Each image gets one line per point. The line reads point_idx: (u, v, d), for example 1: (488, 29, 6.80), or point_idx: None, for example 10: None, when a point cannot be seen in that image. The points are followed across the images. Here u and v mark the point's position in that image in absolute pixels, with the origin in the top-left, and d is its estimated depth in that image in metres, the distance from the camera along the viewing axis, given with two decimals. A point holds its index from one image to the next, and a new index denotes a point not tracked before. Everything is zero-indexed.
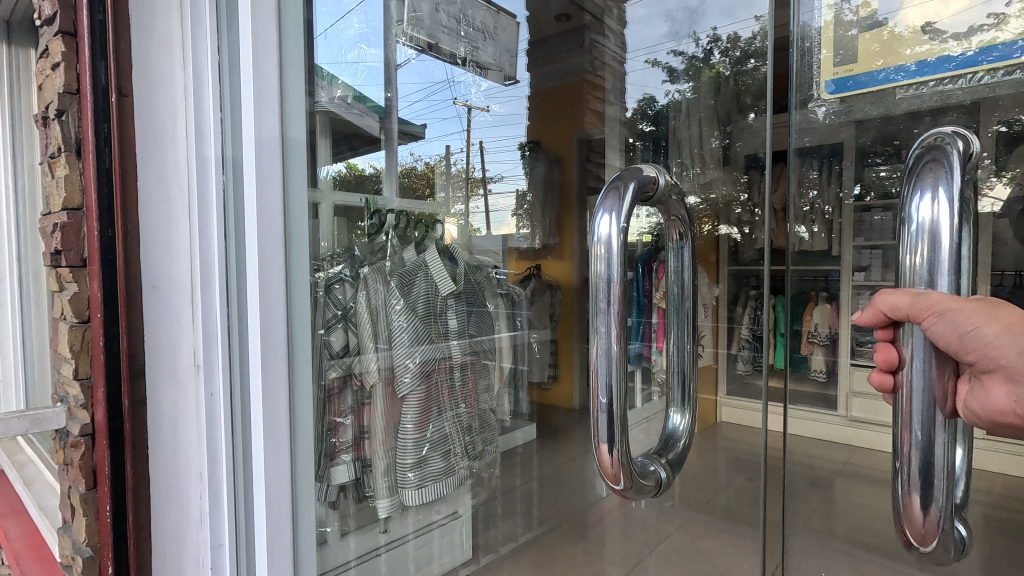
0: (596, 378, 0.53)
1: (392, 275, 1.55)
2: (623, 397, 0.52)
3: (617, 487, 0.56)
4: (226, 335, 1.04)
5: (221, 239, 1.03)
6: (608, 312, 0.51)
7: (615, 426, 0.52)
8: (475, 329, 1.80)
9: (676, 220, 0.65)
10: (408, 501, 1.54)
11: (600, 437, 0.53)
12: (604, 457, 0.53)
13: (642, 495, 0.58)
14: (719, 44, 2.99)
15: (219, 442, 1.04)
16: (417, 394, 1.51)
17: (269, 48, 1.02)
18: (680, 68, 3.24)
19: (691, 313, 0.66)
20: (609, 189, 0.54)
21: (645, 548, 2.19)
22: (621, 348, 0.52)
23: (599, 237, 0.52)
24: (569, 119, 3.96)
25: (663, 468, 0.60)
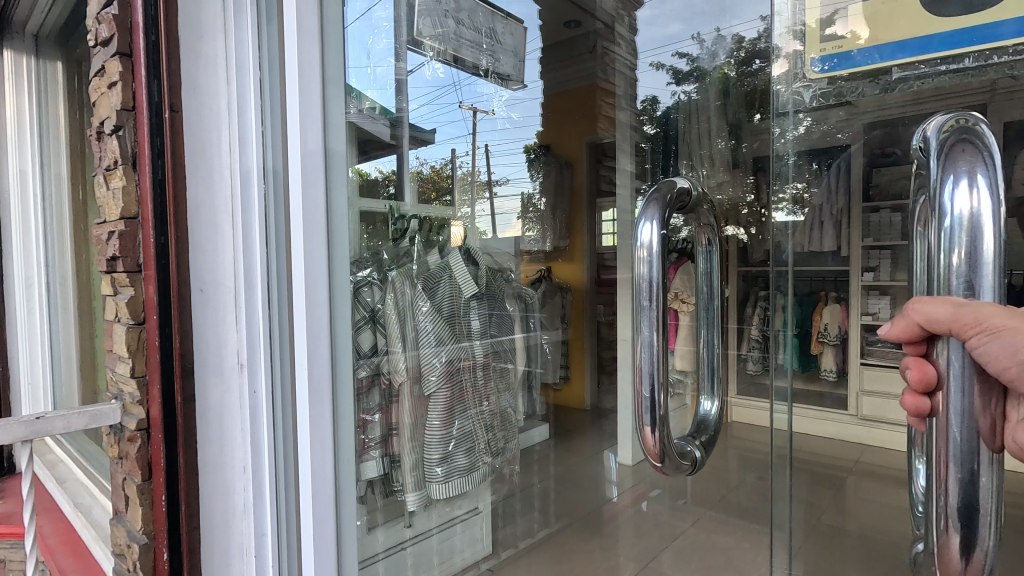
0: (639, 368, 0.59)
1: (418, 278, 1.61)
2: (663, 387, 0.59)
3: (659, 465, 0.62)
4: (269, 337, 1.09)
5: (262, 245, 1.08)
6: (651, 306, 0.58)
7: (658, 409, 0.59)
8: (496, 330, 1.85)
9: (705, 226, 0.71)
10: (435, 494, 1.60)
11: (644, 420, 0.60)
12: (648, 438, 0.60)
13: (679, 472, 0.64)
14: (724, 45, 3.10)
15: (263, 438, 1.09)
16: (442, 392, 1.57)
17: (311, 56, 1.05)
18: (685, 70, 3.33)
19: (719, 311, 0.73)
20: (649, 200, 0.60)
21: (659, 545, 2.23)
22: (663, 342, 0.58)
23: (641, 241, 0.58)
24: (582, 122, 3.98)
25: (698, 449, 0.67)
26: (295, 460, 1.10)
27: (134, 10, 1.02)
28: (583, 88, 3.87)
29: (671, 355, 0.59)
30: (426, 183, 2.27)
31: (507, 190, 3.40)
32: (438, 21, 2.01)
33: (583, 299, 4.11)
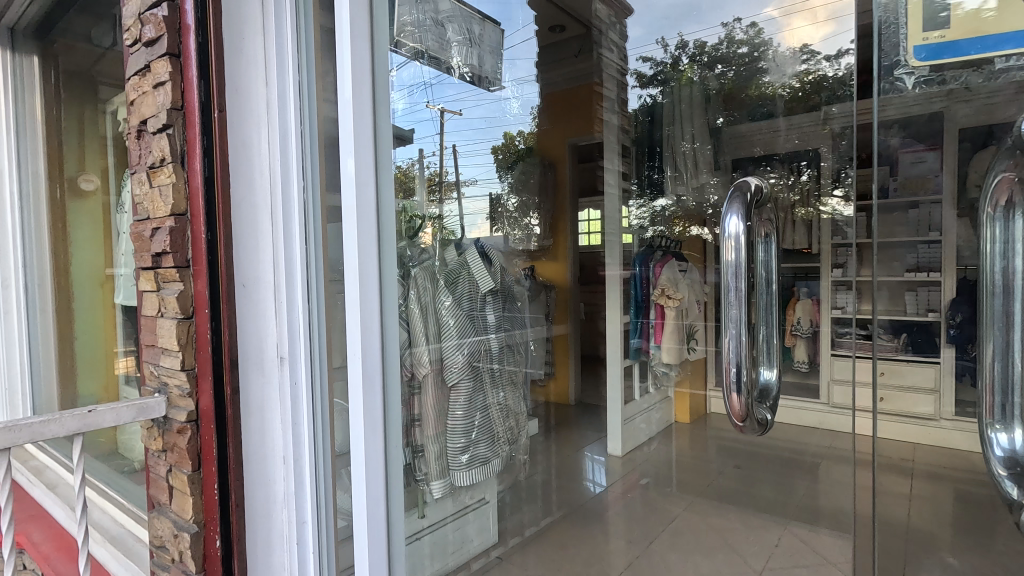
0: (727, 343, 0.78)
1: (442, 274, 1.63)
2: (747, 358, 0.78)
3: (739, 421, 0.81)
4: (309, 330, 1.10)
5: (305, 242, 1.10)
6: (738, 292, 0.75)
7: (742, 378, 0.78)
8: (507, 324, 1.93)
9: (767, 226, 0.88)
10: (458, 481, 1.67)
11: (731, 386, 0.78)
12: (733, 401, 0.79)
13: (751, 426, 0.83)
14: (688, 50, 3.37)
15: (302, 428, 1.11)
16: (464, 382, 1.64)
17: (362, 55, 1.00)
18: (649, 74, 3.53)
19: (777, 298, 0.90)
20: (732, 206, 0.78)
21: (657, 529, 2.33)
22: (745, 319, 0.76)
23: (730, 235, 0.76)
24: (579, 120, 3.99)
25: (767, 411, 0.89)
26: (335, 455, 1.12)
27: (185, 13, 1.05)
28: (585, 89, 3.90)
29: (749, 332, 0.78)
30: (432, 183, 2.12)
31: (474, 188, 2.78)
32: (432, 31, 1.86)
33: (567, 296, 4.23)
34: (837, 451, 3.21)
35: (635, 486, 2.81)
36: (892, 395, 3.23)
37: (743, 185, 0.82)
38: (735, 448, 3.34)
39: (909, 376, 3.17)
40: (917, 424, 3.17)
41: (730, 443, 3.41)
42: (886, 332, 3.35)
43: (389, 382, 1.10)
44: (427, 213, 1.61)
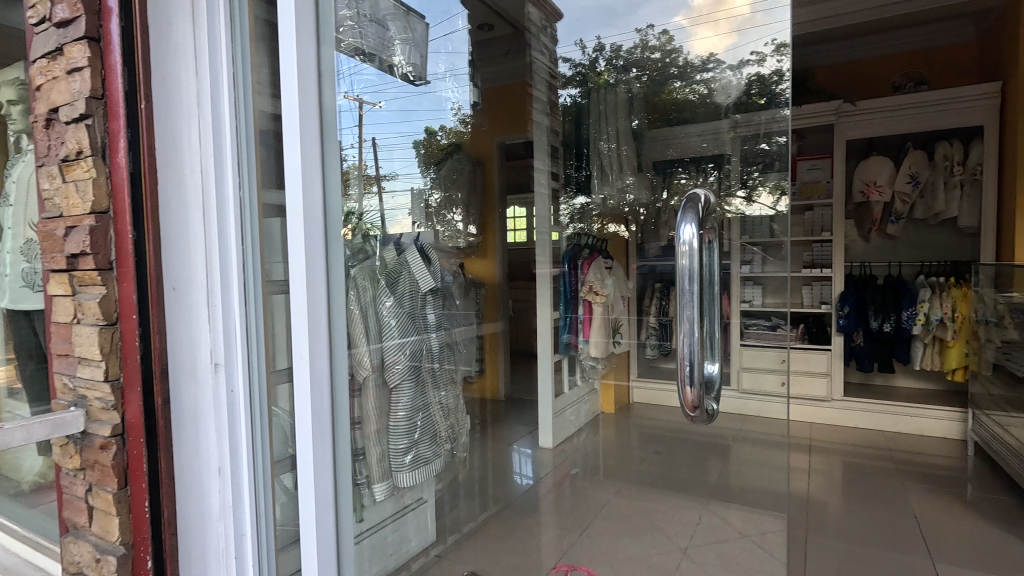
0: (683, 340, 0.93)
1: (382, 274, 1.60)
2: (701, 351, 0.91)
3: (693, 413, 0.97)
4: (247, 334, 1.05)
5: (240, 246, 1.04)
6: (693, 294, 0.91)
7: (696, 372, 0.94)
8: (447, 322, 1.95)
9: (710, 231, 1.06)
10: (401, 482, 1.65)
11: (688, 380, 0.94)
12: (688, 395, 0.94)
13: (702, 418, 0.99)
14: (603, 53, 3.59)
15: (240, 437, 1.06)
16: (407, 382, 1.62)
17: (308, 48, 0.97)
18: (569, 74, 3.72)
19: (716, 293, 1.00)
20: (688, 211, 0.93)
21: (589, 516, 2.42)
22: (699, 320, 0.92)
23: (686, 240, 0.91)
24: (512, 120, 4.03)
25: (717, 401, 1.01)
26: (274, 468, 1.08)
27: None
28: (519, 88, 3.92)
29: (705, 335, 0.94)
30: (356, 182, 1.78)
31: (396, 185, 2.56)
32: (362, 28, 1.77)
33: (496, 293, 4.25)
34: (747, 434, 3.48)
35: (566, 477, 2.91)
36: (792, 380, 3.54)
37: (696, 199, 0.95)
38: (656, 436, 3.53)
39: (805, 362, 3.48)
40: (813, 405, 3.51)
41: (652, 432, 3.60)
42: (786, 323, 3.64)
43: (338, 390, 1.07)
44: (366, 213, 1.59)
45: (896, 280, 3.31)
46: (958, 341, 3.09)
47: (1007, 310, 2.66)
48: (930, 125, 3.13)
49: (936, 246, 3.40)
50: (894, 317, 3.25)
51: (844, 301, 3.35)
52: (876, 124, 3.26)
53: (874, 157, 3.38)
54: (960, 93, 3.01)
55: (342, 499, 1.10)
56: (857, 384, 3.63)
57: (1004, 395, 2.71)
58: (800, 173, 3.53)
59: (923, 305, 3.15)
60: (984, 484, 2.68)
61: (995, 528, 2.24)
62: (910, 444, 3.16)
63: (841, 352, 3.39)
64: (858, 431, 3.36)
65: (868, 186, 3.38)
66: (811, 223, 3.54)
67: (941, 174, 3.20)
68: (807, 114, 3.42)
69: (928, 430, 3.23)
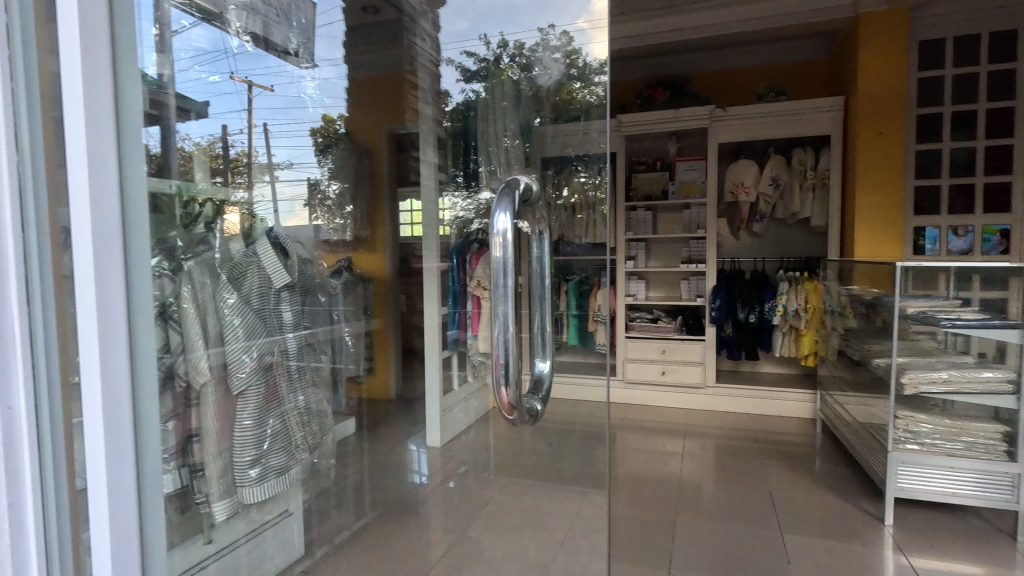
0: (497, 340, 0.87)
1: (222, 268, 1.49)
2: (514, 354, 0.87)
3: (511, 416, 0.93)
4: (24, 337, 0.83)
5: (17, 230, 0.82)
6: (505, 289, 0.86)
7: (510, 375, 0.88)
8: (308, 322, 1.81)
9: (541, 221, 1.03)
10: (247, 499, 1.48)
11: (501, 382, 0.88)
12: (503, 395, 0.90)
13: (524, 418, 0.96)
14: (507, 49, 3.34)
15: (17, 465, 0.84)
16: (255, 388, 1.46)
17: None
18: (473, 69, 3.51)
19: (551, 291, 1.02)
20: (503, 199, 0.89)
21: (471, 515, 2.39)
22: (512, 316, 0.86)
23: (500, 228, 0.86)
24: (388, 110, 3.93)
25: (540, 402, 1.02)
26: (68, 501, 0.86)
27: None
28: (391, 80, 3.88)
29: (519, 333, 0.88)
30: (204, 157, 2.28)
31: (292, 174, 3.31)
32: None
33: (386, 289, 4.06)
34: (630, 421, 3.63)
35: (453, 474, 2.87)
36: (671, 369, 3.73)
37: (516, 188, 0.95)
38: None
39: (682, 351, 3.69)
40: (690, 392, 3.73)
41: None
42: (667, 316, 3.85)
43: (140, 380, 0.91)
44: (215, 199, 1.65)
45: (760, 274, 3.59)
46: (810, 330, 3.41)
47: (847, 301, 2.97)
48: (788, 132, 3.42)
49: (794, 244, 3.74)
50: (758, 308, 3.52)
51: (716, 294, 3.57)
52: (744, 130, 3.50)
53: (741, 160, 3.64)
54: (813, 104, 3.31)
55: (150, 528, 0.95)
56: (728, 371, 3.91)
57: (844, 377, 3.04)
58: (679, 173, 3.73)
59: (782, 297, 3.44)
60: (829, 458, 2.98)
61: (835, 498, 2.49)
62: (770, 424, 3.46)
63: (713, 342, 3.63)
64: (728, 414, 3.62)
65: (737, 188, 3.64)
66: (690, 221, 3.77)
67: (797, 178, 3.50)
68: (684, 117, 3.56)
69: (786, 411, 3.55)
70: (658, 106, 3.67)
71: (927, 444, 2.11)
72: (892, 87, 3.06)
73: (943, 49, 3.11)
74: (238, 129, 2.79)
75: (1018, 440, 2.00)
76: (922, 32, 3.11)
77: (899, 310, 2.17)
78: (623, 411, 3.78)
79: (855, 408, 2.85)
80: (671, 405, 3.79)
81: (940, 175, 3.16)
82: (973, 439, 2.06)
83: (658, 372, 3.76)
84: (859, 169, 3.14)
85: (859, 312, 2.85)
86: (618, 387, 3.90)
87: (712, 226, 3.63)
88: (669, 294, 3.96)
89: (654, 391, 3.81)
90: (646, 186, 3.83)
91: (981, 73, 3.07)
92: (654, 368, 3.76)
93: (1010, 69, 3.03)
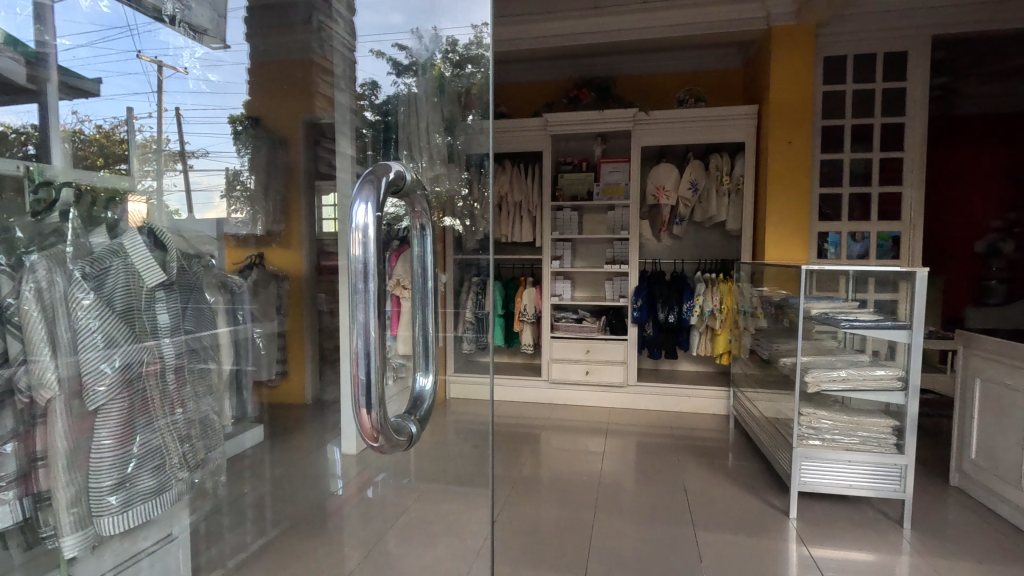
0: (357, 353, 0.75)
1: (76, 263, 1.30)
2: (377, 369, 0.74)
3: (376, 444, 0.78)
4: None
5: None
6: (364, 290, 0.74)
7: (372, 395, 0.75)
8: (191, 324, 1.63)
9: (420, 215, 0.94)
10: (104, 531, 1.28)
11: (361, 404, 0.75)
12: (365, 420, 0.75)
13: (398, 445, 0.82)
14: (440, 45, 2.92)
15: None
16: (115, 404, 1.27)
17: None
18: (405, 63, 3.10)
19: (434, 297, 0.94)
20: (365, 184, 0.78)
21: (385, 526, 2.32)
22: (374, 324, 0.74)
23: (357, 222, 0.75)
24: (299, 97, 3.69)
25: (414, 423, 0.89)
26: None
27: None
28: (299, 66, 3.63)
29: (384, 346, 0.76)
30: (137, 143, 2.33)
31: (205, 163, 3.13)
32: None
33: (301, 287, 3.81)
34: (555, 422, 3.62)
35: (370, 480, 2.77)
36: (595, 368, 3.75)
37: (395, 179, 0.84)
38: None
39: (606, 351, 3.71)
40: (613, 391, 3.77)
41: None
42: (592, 316, 3.88)
43: None
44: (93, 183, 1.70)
45: (679, 276, 3.67)
46: (725, 330, 3.52)
47: (759, 302, 3.09)
48: (707, 138, 3.52)
49: (711, 247, 3.87)
50: (677, 308, 3.58)
51: (638, 294, 3.61)
52: (665, 134, 3.57)
53: (663, 163, 3.69)
54: (728, 112, 3.44)
55: None
56: (650, 369, 3.99)
57: (755, 375, 3.16)
58: (604, 174, 3.75)
59: (699, 298, 3.52)
60: (741, 453, 3.10)
61: (741, 490, 2.61)
62: (688, 421, 3.57)
63: (635, 342, 3.68)
64: (649, 412, 3.69)
65: (658, 190, 3.66)
66: (615, 222, 3.82)
67: (715, 183, 3.60)
68: (608, 119, 3.58)
69: (703, 408, 3.67)
70: (583, 107, 3.65)
71: (827, 439, 2.21)
72: (800, 99, 3.23)
73: (845, 65, 3.30)
74: (147, 112, 2.35)
75: (906, 433, 2.13)
76: (827, 48, 3.29)
77: (804, 311, 2.24)
78: (548, 411, 3.77)
79: (763, 404, 2.99)
80: (595, 404, 3.81)
81: (841, 184, 3.36)
82: (868, 434, 2.18)
83: (582, 372, 3.78)
84: (769, 177, 3.29)
85: (769, 314, 2.95)
86: (544, 387, 3.88)
87: (635, 227, 3.66)
88: (594, 295, 4.06)
89: (579, 390, 3.83)
90: (573, 186, 3.84)
91: (877, 90, 3.28)
92: (579, 369, 3.77)
93: (902, 87, 3.26)
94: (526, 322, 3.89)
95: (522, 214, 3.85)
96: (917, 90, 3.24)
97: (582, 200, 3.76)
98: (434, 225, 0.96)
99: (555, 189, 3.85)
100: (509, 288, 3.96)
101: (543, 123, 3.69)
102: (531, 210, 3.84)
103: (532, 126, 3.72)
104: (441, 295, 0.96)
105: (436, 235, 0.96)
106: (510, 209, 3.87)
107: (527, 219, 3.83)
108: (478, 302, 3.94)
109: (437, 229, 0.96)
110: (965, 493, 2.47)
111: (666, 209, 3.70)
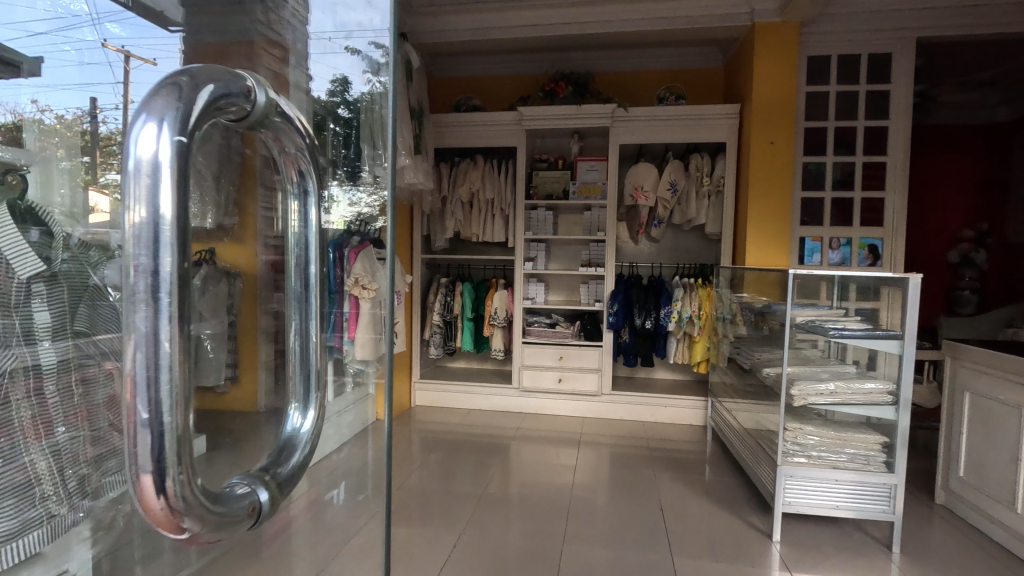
0: (135, 373, 0.38)
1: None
2: (178, 409, 0.39)
3: (185, 534, 0.44)
4: None
5: None
6: (147, 252, 0.37)
7: (170, 448, 0.39)
8: None
9: (292, 156, 0.59)
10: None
11: (144, 467, 0.39)
12: (149, 498, 0.40)
13: (231, 527, 0.48)
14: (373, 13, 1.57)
15: None
16: None
17: None
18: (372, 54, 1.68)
19: (312, 300, 0.63)
20: (157, 91, 0.40)
21: (334, 550, 2.12)
22: (182, 321, 0.39)
23: (136, 148, 0.38)
24: None
25: (266, 489, 0.53)
26: None
27: None
28: None
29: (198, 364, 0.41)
30: None
31: None
32: None
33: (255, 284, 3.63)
34: (526, 432, 3.43)
35: None
36: (569, 377, 3.57)
37: (224, 101, 0.44)
38: (436, 440, 3.31)
39: (580, 358, 3.54)
40: (587, 400, 3.60)
41: (432, 436, 3.37)
42: (566, 321, 3.71)
43: None
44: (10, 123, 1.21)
45: (657, 280, 3.52)
46: (703, 337, 3.39)
47: (738, 308, 2.97)
48: (687, 137, 3.38)
49: (690, 251, 3.75)
50: (653, 313, 3.42)
51: (614, 298, 3.44)
52: (645, 133, 3.43)
53: (642, 162, 3.53)
54: (709, 111, 3.31)
55: None
56: (625, 378, 3.84)
57: (734, 384, 3.02)
58: (580, 172, 3.58)
59: (677, 302, 3.38)
60: (719, 467, 2.95)
61: (719, 507, 2.47)
62: (664, 431, 3.42)
63: (610, 349, 3.51)
64: (624, 422, 3.52)
65: (637, 191, 3.50)
66: (591, 223, 3.67)
67: (695, 184, 3.47)
68: (585, 116, 3.42)
69: (679, 419, 3.52)
70: (559, 101, 3.47)
71: (814, 457, 2.07)
72: (783, 99, 3.11)
73: (829, 65, 3.21)
74: None
75: (896, 450, 2.01)
76: (811, 47, 3.20)
77: (789, 320, 2.09)
78: (519, 421, 3.58)
79: (742, 414, 2.86)
80: (568, 413, 3.63)
81: (823, 188, 3.26)
82: (856, 451, 2.05)
83: (554, 380, 3.59)
84: (750, 179, 3.16)
85: (751, 321, 2.81)
86: (514, 396, 3.68)
87: (612, 229, 3.49)
88: (569, 298, 3.94)
89: (552, 399, 3.64)
90: (547, 185, 3.66)
91: (861, 91, 3.19)
92: (552, 377, 3.59)
93: (886, 90, 3.18)
94: (497, 326, 3.70)
95: (493, 211, 3.67)
96: (900, 93, 3.15)
97: (557, 199, 3.58)
98: (319, 171, 0.62)
99: (528, 187, 3.67)
100: (479, 290, 3.77)
101: (518, 117, 3.50)
102: (503, 208, 3.66)
103: (507, 120, 3.53)
104: (325, 290, 0.65)
105: (321, 192, 0.63)
106: (481, 206, 3.69)
107: (499, 217, 3.65)
108: (445, 304, 3.74)
109: (323, 181, 0.63)
110: (951, 511, 2.35)
111: (645, 211, 3.54)
